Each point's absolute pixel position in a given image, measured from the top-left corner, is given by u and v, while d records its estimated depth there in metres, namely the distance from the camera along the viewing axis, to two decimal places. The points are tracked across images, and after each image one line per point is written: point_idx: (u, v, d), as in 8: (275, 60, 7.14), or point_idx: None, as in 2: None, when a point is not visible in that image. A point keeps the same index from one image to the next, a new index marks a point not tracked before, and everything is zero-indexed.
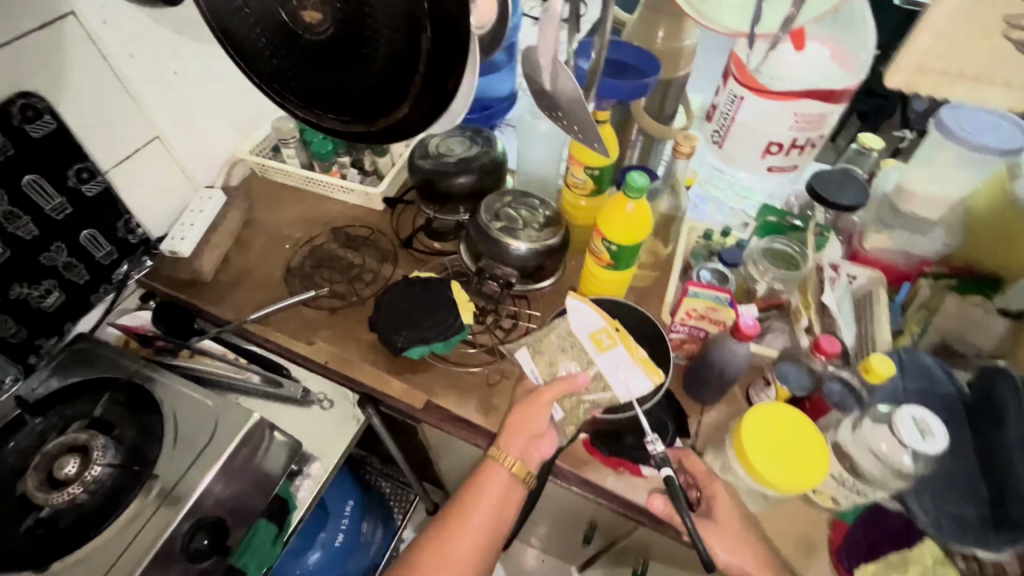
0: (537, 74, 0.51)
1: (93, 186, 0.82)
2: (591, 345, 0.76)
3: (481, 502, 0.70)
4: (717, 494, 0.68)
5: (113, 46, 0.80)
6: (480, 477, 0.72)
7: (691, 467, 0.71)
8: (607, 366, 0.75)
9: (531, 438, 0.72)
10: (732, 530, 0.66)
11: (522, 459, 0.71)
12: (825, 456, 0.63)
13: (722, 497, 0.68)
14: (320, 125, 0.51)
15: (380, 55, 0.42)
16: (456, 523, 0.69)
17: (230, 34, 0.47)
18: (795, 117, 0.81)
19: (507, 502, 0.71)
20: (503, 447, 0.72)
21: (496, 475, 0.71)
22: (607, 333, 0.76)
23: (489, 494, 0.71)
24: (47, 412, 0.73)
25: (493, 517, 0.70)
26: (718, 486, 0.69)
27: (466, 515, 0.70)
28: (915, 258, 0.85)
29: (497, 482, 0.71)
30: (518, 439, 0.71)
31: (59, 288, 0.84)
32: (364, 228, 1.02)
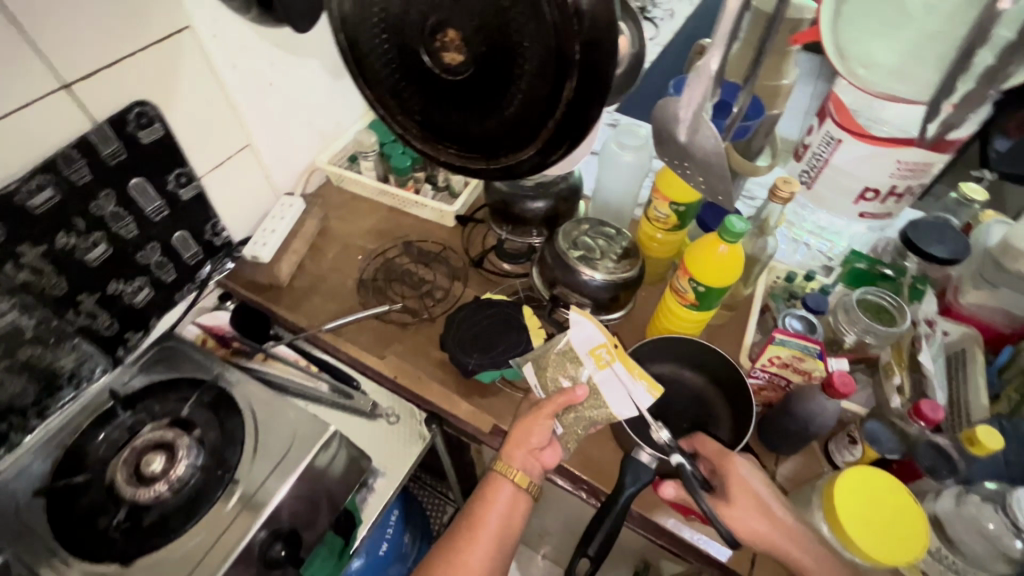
0: (672, 125, 0.48)
1: (189, 190, 0.86)
2: (590, 362, 0.72)
3: (489, 513, 0.71)
4: (731, 473, 0.66)
5: (220, 58, 0.83)
6: (489, 489, 0.72)
7: (704, 450, 0.69)
8: (607, 384, 0.71)
9: (533, 453, 0.72)
10: (752, 505, 0.64)
11: (524, 469, 0.72)
12: (925, 527, 0.60)
13: (741, 474, 0.65)
14: (438, 159, 0.52)
15: (518, 99, 0.43)
16: (468, 537, 0.69)
17: (362, 65, 0.48)
18: (897, 164, 0.78)
19: (513, 516, 0.72)
20: (507, 461, 0.72)
21: (503, 488, 0.72)
22: (607, 351, 0.71)
23: (497, 506, 0.71)
24: (136, 406, 0.76)
25: (501, 530, 0.70)
26: (736, 463, 0.66)
27: (478, 528, 0.70)
28: (1018, 320, 0.80)
29: (503, 494, 0.72)
30: (519, 451, 0.72)
31: (149, 285, 0.86)
32: (435, 244, 1.03)
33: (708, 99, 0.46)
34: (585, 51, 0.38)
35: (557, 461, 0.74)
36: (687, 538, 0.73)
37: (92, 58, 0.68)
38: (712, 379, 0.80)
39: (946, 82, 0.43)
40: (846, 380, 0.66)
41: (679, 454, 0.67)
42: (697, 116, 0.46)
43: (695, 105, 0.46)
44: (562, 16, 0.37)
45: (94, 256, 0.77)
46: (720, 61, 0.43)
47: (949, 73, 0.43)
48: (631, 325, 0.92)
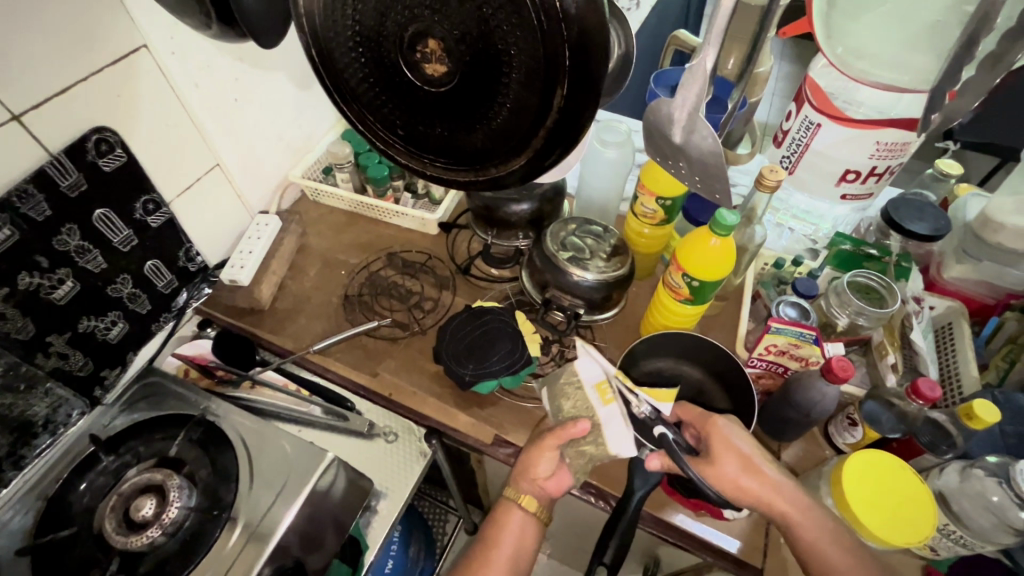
0: (664, 127, 0.47)
1: (158, 217, 0.83)
2: (594, 396, 0.70)
3: (498, 545, 0.69)
4: (712, 435, 0.66)
5: (180, 75, 0.79)
6: (501, 517, 0.71)
7: (687, 415, 0.70)
8: (611, 421, 0.68)
9: (541, 486, 0.71)
10: (737, 465, 0.64)
11: (531, 493, 0.71)
12: (932, 511, 0.61)
13: (723, 435, 0.66)
14: (423, 173, 0.50)
15: (506, 109, 0.41)
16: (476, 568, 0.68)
17: (338, 80, 0.46)
18: (877, 146, 0.77)
19: (524, 542, 0.70)
20: (516, 488, 0.71)
21: (513, 516, 0.71)
22: (614, 385, 0.70)
23: (507, 537, 0.70)
24: (120, 449, 0.72)
25: (510, 559, 0.68)
26: (716, 423, 0.66)
27: (488, 557, 0.68)
28: (1001, 291, 0.82)
29: (513, 524, 0.70)
30: (526, 478, 0.70)
31: (123, 319, 0.83)
32: (420, 253, 1.01)
33: (702, 97, 0.45)
34: (575, 55, 0.36)
35: (564, 490, 0.71)
36: (699, 534, 0.72)
37: (41, 85, 0.64)
38: (711, 372, 0.80)
39: (948, 72, 0.43)
40: (844, 364, 0.66)
41: (662, 426, 0.67)
42: (692, 115, 0.45)
43: (690, 105, 0.45)
44: (550, 21, 0.35)
45: (60, 294, 0.72)
46: (715, 59, 0.42)
47: (948, 62, 0.42)
48: (624, 323, 0.91)
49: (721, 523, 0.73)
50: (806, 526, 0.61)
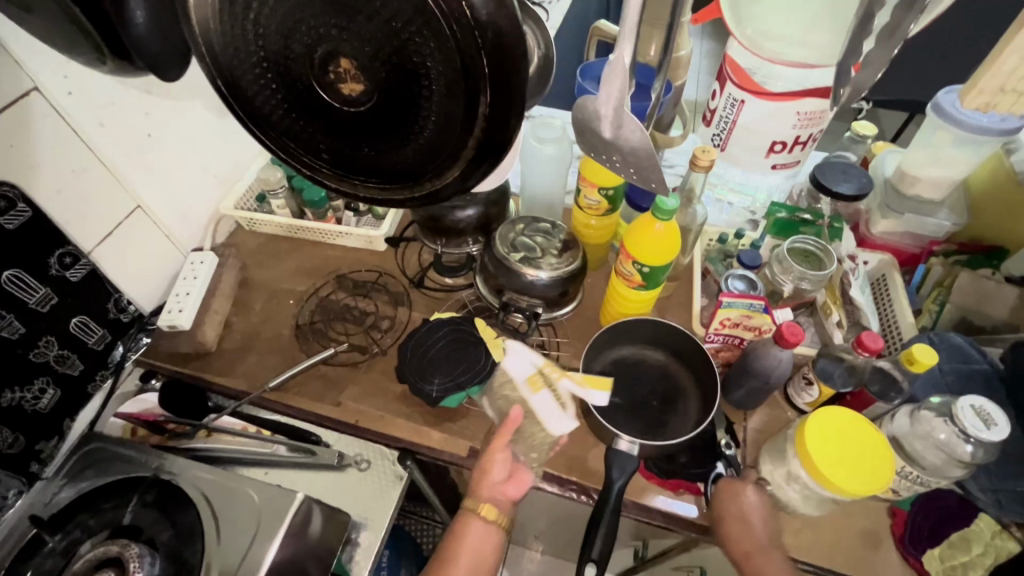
0: (594, 122, 0.48)
1: (78, 270, 0.77)
2: (526, 388, 0.76)
3: (457, 558, 0.68)
4: (735, 491, 0.69)
5: (82, 116, 0.73)
6: (459, 530, 0.70)
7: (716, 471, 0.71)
8: (543, 407, 0.75)
9: (496, 490, 0.71)
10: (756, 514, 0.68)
11: (491, 501, 0.71)
12: (891, 457, 0.64)
13: (742, 495, 0.68)
14: (356, 195, 0.48)
15: (431, 121, 0.40)
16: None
17: (251, 110, 0.44)
18: (798, 116, 0.81)
19: (485, 553, 0.70)
20: (475, 496, 0.71)
21: (472, 527, 0.70)
22: (543, 376, 0.76)
23: (467, 549, 0.69)
24: (66, 526, 0.66)
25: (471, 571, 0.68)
26: (745, 487, 0.69)
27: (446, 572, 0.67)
28: (925, 239, 0.87)
29: (473, 534, 0.70)
30: (483, 485, 0.71)
31: (53, 385, 0.77)
32: (370, 271, 0.98)
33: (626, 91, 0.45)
34: (492, 62, 0.35)
35: (524, 493, 0.72)
36: (681, 513, 0.73)
37: None
38: (673, 352, 0.81)
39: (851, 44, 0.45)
40: (793, 329, 0.68)
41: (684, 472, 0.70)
42: (618, 110, 0.45)
43: (615, 99, 0.45)
44: (461, 29, 0.34)
45: None
46: (633, 53, 0.42)
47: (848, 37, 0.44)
48: (585, 315, 0.91)
49: (700, 498, 0.74)
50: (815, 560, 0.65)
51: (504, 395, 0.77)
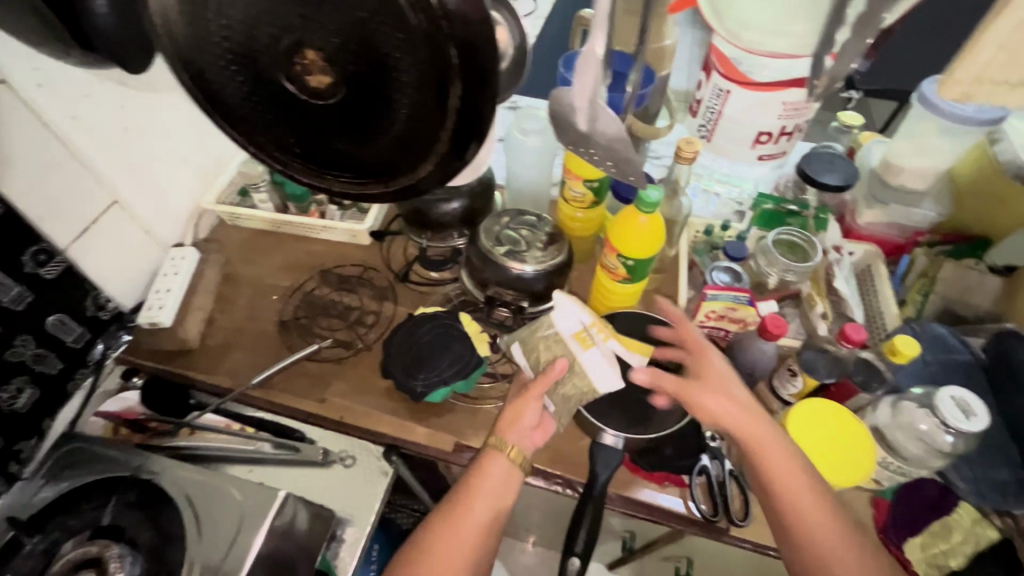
0: (570, 116, 0.47)
1: (54, 267, 0.75)
2: (576, 344, 0.71)
3: (478, 494, 0.66)
4: (701, 359, 0.69)
5: (53, 109, 0.71)
6: (482, 464, 0.68)
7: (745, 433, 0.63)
8: (592, 363, 0.70)
9: (523, 431, 0.69)
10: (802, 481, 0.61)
11: (519, 443, 0.69)
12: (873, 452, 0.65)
13: (711, 362, 0.68)
14: (330, 190, 0.47)
15: (401, 116, 0.39)
16: (456, 509, 0.66)
17: (216, 104, 0.42)
18: (783, 106, 0.80)
19: (505, 491, 0.67)
20: (501, 434, 0.69)
21: (495, 465, 0.67)
22: (594, 332, 0.71)
23: (487, 488, 0.66)
24: (46, 527, 0.66)
25: (489, 511, 0.66)
26: (708, 353, 0.69)
27: (468, 502, 0.66)
28: (909, 230, 0.88)
29: (495, 472, 0.67)
30: (513, 427, 0.69)
31: (31, 384, 0.76)
32: (355, 266, 0.97)
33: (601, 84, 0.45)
34: (463, 54, 0.35)
35: (547, 441, 0.72)
36: (666, 506, 0.73)
37: None
38: None
39: (826, 36, 0.44)
40: (776, 321, 0.69)
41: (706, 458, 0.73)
42: (593, 102, 0.45)
43: (589, 92, 0.45)
44: (429, 20, 0.33)
45: None
46: (605, 45, 0.42)
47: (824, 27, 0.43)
48: None
49: (685, 490, 0.74)
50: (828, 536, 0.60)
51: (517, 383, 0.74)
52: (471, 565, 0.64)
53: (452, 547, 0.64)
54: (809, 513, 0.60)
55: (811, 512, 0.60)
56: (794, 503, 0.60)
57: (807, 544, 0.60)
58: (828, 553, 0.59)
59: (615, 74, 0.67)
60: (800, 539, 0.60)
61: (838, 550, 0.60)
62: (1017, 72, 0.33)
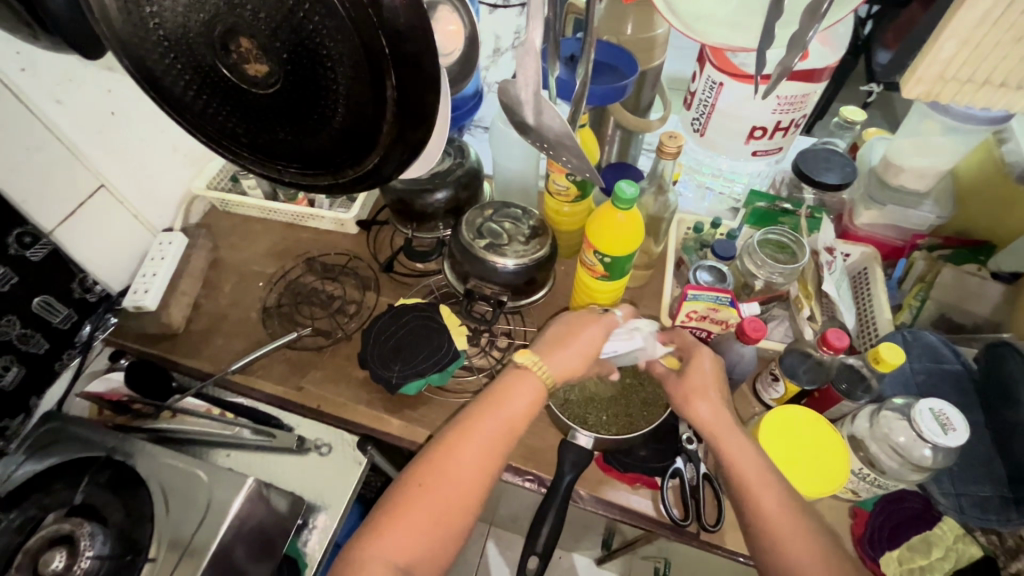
0: (518, 107, 0.54)
1: (39, 250, 0.76)
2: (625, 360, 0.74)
3: (493, 416, 0.64)
4: (692, 356, 0.70)
5: (37, 93, 0.72)
6: (520, 387, 0.67)
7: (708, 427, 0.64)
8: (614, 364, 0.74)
9: (581, 350, 0.70)
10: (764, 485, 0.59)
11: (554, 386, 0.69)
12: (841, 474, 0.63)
13: (700, 363, 0.69)
14: (282, 180, 0.47)
15: (340, 106, 0.38)
16: (466, 431, 0.63)
17: (162, 90, 0.42)
18: (777, 101, 0.76)
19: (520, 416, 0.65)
20: (541, 353, 0.69)
21: (522, 386, 0.67)
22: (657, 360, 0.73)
23: (501, 409, 0.65)
24: (22, 503, 0.67)
25: (504, 432, 0.64)
26: (701, 353, 0.70)
27: (479, 420, 0.64)
28: (909, 232, 0.84)
29: (522, 393, 0.66)
30: (575, 360, 0.69)
31: (18, 362, 0.78)
32: (341, 255, 0.97)
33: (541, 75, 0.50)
34: (393, 45, 0.33)
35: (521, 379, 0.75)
36: (636, 507, 0.72)
37: None
38: None
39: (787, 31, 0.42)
40: (755, 325, 0.67)
41: (682, 460, 0.70)
42: (536, 96, 0.51)
43: (531, 87, 0.50)
44: (356, 8, 0.32)
45: None
46: (541, 36, 0.46)
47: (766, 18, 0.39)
48: (554, 302, 0.90)
49: (657, 492, 0.73)
50: (785, 540, 0.56)
51: (565, 330, 0.71)
52: (477, 488, 0.62)
53: (455, 468, 0.61)
54: (765, 502, 0.58)
55: (762, 494, 0.59)
56: (742, 482, 0.60)
57: (766, 530, 0.57)
58: (789, 548, 0.56)
59: (569, 58, 0.65)
60: (759, 528, 0.58)
61: (793, 538, 0.56)
62: (979, 70, 0.32)
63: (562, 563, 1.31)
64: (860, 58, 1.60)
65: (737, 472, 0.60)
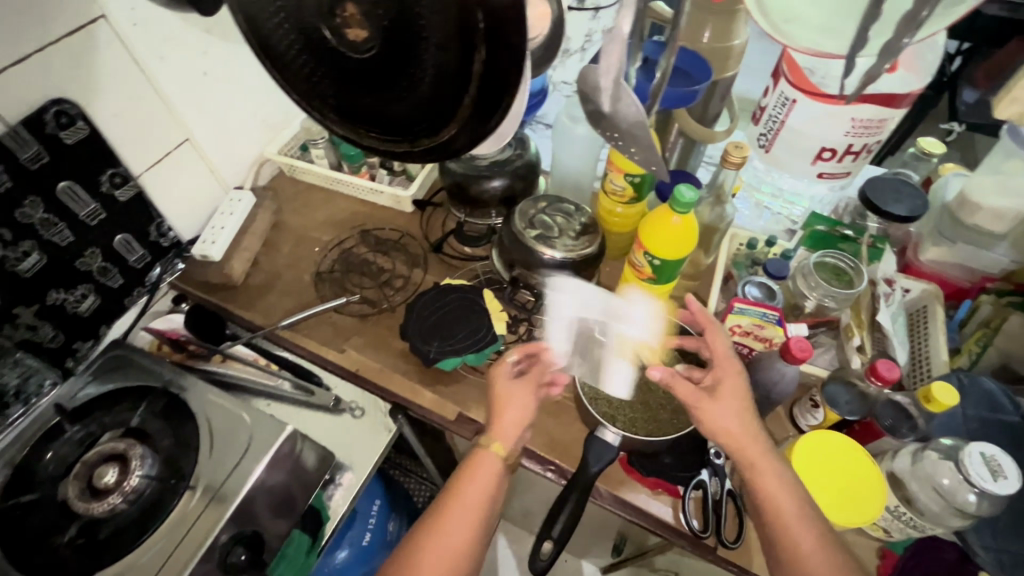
0: (596, 95, 0.55)
1: (126, 190, 0.83)
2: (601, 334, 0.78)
3: (447, 525, 0.62)
4: (724, 378, 0.66)
5: (143, 48, 0.78)
6: (458, 491, 0.65)
7: (743, 452, 0.62)
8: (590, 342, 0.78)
9: (511, 411, 0.70)
10: (795, 505, 0.58)
11: (504, 440, 0.68)
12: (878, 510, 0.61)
13: (732, 387, 0.65)
14: (360, 143, 0.50)
15: (427, 78, 0.40)
16: (448, 510, 0.63)
17: (267, 46, 0.45)
18: (852, 122, 0.74)
19: (479, 516, 0.64)
20: (491, 431, 0.69)
21: (482, 462, 0.67)
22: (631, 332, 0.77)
23: (457, 517, 0.63)
24: (86, 419, 0.74)
25: (482, 504, 0.64)
26: (733, 368, 0.66)
27: (437, 529, 0.62)
28: (977, 273, 0.81)
29: (468, 498, 0.64)
30: (504, 418, 0.70)
31: (94, 292, 0.84)
32: (393, 231, 1.00)
33: (619, 66, 0.52)
34: (488, 20, 0.35)
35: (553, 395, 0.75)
36: (655, 513, 0.72)
37: None
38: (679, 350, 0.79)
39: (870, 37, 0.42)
40: (802, 344, 0.65)
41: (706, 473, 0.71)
42: (617, 83, 0.52)
43: (613, 74, 0.52)
44: None
45: (26, 266, 0.74)
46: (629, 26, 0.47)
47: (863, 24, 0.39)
48: None
49: (677, 501, 0.73)
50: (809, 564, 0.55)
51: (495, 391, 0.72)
52: None
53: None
54: (790, 514, 0.58)
55: (790, 511, 0.58)
56: (774, 507, 0.59)
57: (793, 555, 0.56)
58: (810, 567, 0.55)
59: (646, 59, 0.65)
60: (783, 550, 0.57)
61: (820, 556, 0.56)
62: None
63: (568, 565, 1.30)
64: (945, 93, 1.53)
65: (763, 492, 0.60)
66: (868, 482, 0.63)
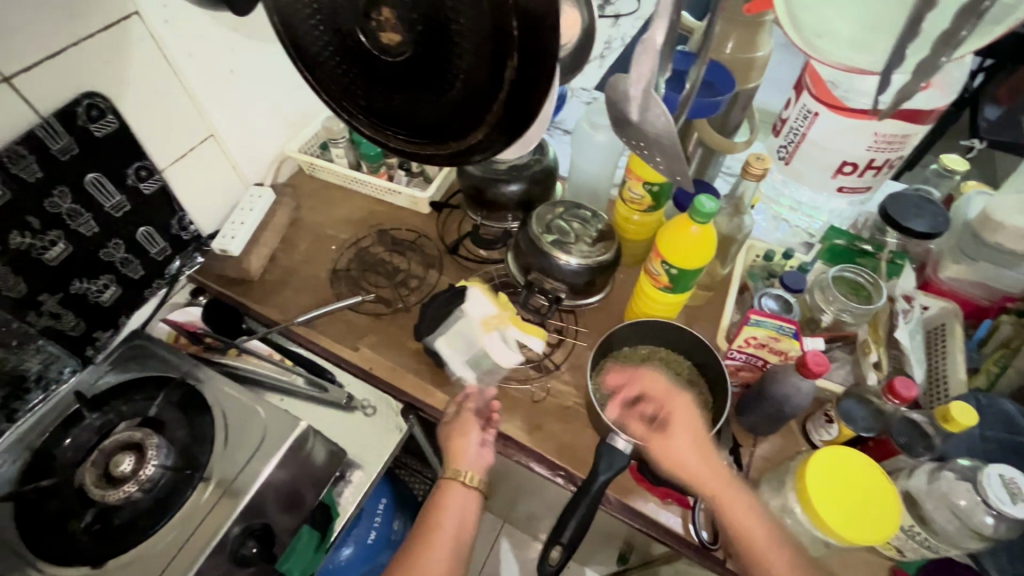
0: (625, 103, 0.55)
1: (151, 183, 0.84)
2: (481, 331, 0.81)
3: (430, 547, 0.68)
4: (674, 412, 0.70)
5: (174, 44, 0.79)
6: (434, 518, 0.70)
7: (705, 485, 0.65)
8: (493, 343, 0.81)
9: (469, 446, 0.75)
10: (764, 533, 0.62)
11: (472, 469, 0.74)
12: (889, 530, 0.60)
13: (681, 417, 0.70)
14: (386, 145, 0.50)
15: (458, 82, 0.41)
16: (429, 532, 0.69)
17: (301, 46, 0.46)
18: (874, 137, 0.74)
19: (459, 540, 0.70)
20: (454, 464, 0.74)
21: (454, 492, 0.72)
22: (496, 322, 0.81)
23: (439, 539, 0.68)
24: (104, 407, 0.75)
25: (459, 530, 0.70)
26: (676, 402, 0.71)
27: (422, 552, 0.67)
28: (997, 293, 0.79)
29: (447, 522, 0.70)
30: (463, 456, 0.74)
31: (116, 283, 0.85)
32: (409, 231, 1.01)
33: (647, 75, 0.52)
34: (522, 25, 0.36)
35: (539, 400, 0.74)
36: (665, 523, 0.72)
37: (32, 48, 0.65)
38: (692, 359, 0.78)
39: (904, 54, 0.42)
40: (818, 359, 0.65)
41: None
42: (646, 92, 0.52)
43: (643, 82, 0.52)
44: None
45: (53, 254, 0.75)
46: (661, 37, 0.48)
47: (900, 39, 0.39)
48: (609, 309, 0.91)
49: (688, 511, 0.72)
50: None
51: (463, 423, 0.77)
52: None
53: None
54: (759, 537, 0.62)
55: (761, 539, 0.62)
56: (747, 537, 0.62)
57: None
58: None
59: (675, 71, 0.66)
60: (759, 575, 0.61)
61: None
62: None
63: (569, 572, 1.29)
64: (964, 110, 1.52)
65: (731, 522, 0.63)
66: (880, 502, 0.62)
